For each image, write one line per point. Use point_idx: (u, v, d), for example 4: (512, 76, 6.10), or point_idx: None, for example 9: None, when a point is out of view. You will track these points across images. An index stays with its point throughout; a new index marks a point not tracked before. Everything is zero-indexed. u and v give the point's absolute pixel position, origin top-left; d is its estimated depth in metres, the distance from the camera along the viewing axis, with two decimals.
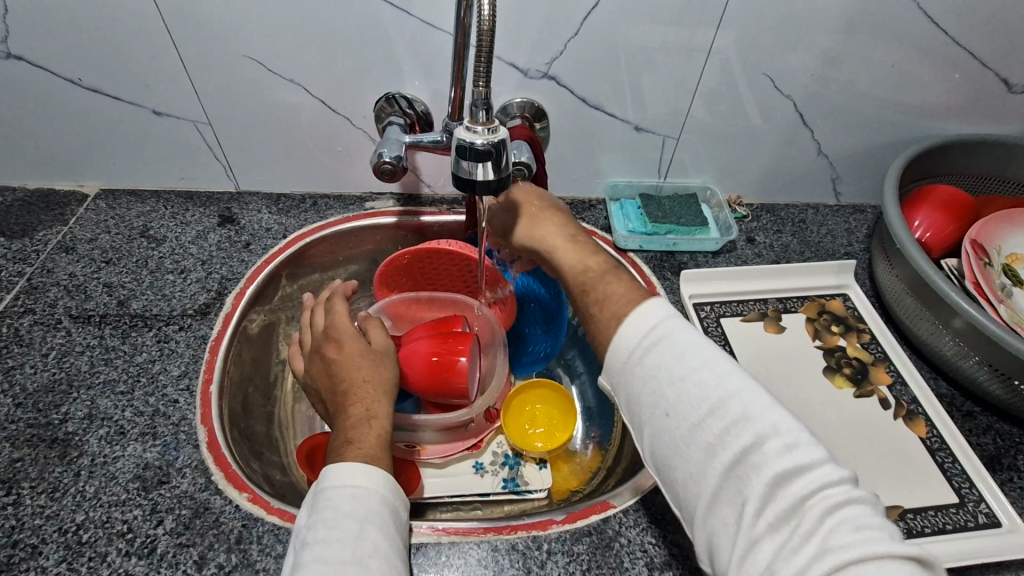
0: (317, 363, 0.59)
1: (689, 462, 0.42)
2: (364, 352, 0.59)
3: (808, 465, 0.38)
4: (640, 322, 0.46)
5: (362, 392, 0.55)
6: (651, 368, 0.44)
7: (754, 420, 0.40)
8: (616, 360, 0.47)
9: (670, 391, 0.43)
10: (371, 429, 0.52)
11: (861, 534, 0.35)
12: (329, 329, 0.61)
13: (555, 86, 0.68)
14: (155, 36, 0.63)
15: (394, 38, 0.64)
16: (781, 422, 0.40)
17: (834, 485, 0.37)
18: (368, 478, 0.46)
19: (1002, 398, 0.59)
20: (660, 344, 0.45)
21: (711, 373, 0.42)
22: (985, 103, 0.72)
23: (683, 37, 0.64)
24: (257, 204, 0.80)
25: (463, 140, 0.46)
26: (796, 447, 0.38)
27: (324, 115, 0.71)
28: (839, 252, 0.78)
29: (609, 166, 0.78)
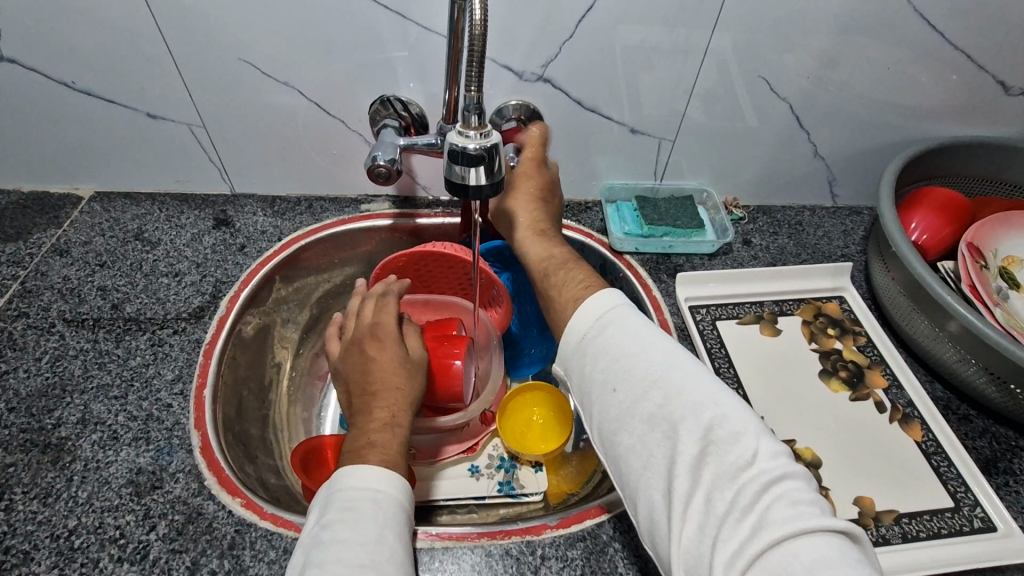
0: (354, 356, 0.59)
1: (634, 437, 0.43)
2: (402, 357, 0.59)
3: (742, 442, 0.39)
4: (593, 305, 0.49)
5: (392, 398, 0.55)
6: (600, 350, 0.46)
7: (687, 402, 0.41)
8: (570, 343, 0.49)
9: (618, 369, 0.45)
10: (393, 439, 0.52)
11: (794, 508, 0.36)
12: (375, 327, 0.61)
13: (551, 89, 0.68)
14: (148, 39, 0.63)
15: (389, 40, 0.64)
16: (718, 403, 0.41)
17: (769, 463, 0.38)
18: (389, 482, 0.46)
19: (998, 402, 0.59)
20: (609, 328, 0.47)
21: (651, 357, 0.44)
22: (983, 105, 0.72)
23: (679, 39, 0.64)
24: (253, 207, 0.79)
25: (455, 145, 0.46)
26: (725, 429, 0.40)
27: (319, 117, 0.71)
28: (836, 255, 0.77)
29: (605, 168, 0.78)
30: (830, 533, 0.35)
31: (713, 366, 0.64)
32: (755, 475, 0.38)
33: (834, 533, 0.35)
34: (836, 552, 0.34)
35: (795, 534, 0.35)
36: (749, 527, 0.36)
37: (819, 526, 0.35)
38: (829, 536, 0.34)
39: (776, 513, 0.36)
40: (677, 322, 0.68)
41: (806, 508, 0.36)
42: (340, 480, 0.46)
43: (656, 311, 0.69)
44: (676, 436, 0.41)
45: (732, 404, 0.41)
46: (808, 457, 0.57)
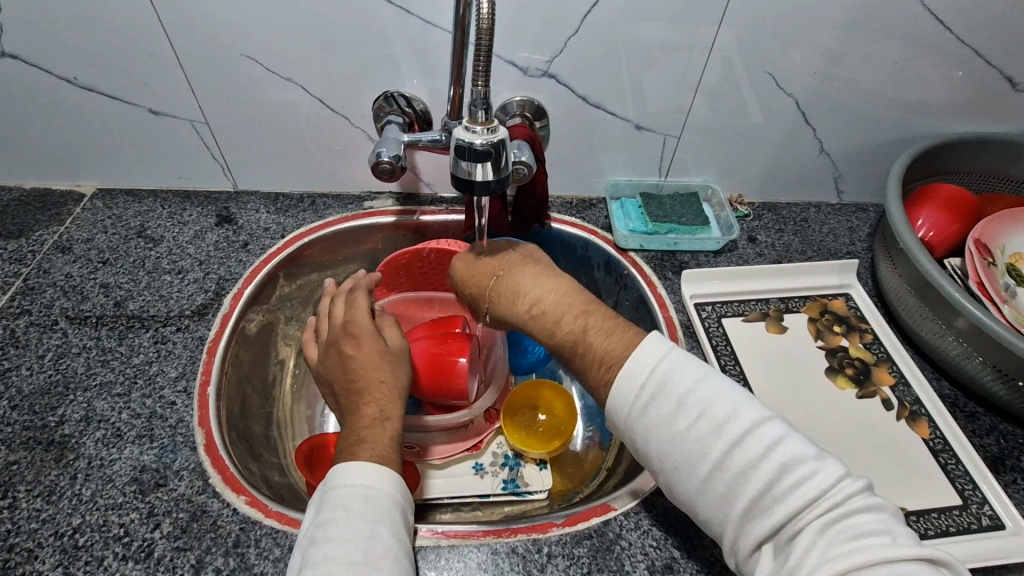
0: (333, 357, 0.58)
1: (710, 506, 0.42)
2: (383, 352, 0.59)
3: (810, 485, 0.39)
4: (638, 363, 0.45)
5: (379, 391, 0.55)
6: (655, 421, 0.44)
7: (753, 447, 0.40)
8: (621, 413, 0.46)
9: (678, 445, 0.43)
10: (384, 431, 0.51)
11: (866, 540, 0.36)
12: (349, 326, 0.60)
13: (555, 85, 0.68)
14: (150, 35, 0.63)
15: (392, 35, 0.63)
16: (781, 447, 0.40)
17: (835, 496, 0.38)
18: (377, 477, 0.46)
19: (1005, 398, 0.58)
20: (659, 389, 0.44)
21: (714, 411, 0.42)
22: (990, 100, 0.71)
23: (684, 35, 0.64)
24: (255, 204, 0.79)
25: (461, 140, 0.46)
26: (793, 466, 0.39)
27: (323, 114, 0.71)
28: (842, 252, 0.77)
29: (610, 165, 0.78)
30: (905, 562, 0.35)
31: (718, 364, 0.63)
32: (823, 512, 0.38)
33: (914, 560, 0.35)
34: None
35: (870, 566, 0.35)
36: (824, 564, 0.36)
37: (897, 556, 0.35)
38: (908, 565, 0.35)
39: (849, 547, 0.36)
40: (682, 320, 0.68)
41: (881, 538, 0.36)
42: (335, 477, 0.45)
43: (661, 308, 0.69)
44: (752, 503, 0.40)
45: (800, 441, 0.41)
46: None
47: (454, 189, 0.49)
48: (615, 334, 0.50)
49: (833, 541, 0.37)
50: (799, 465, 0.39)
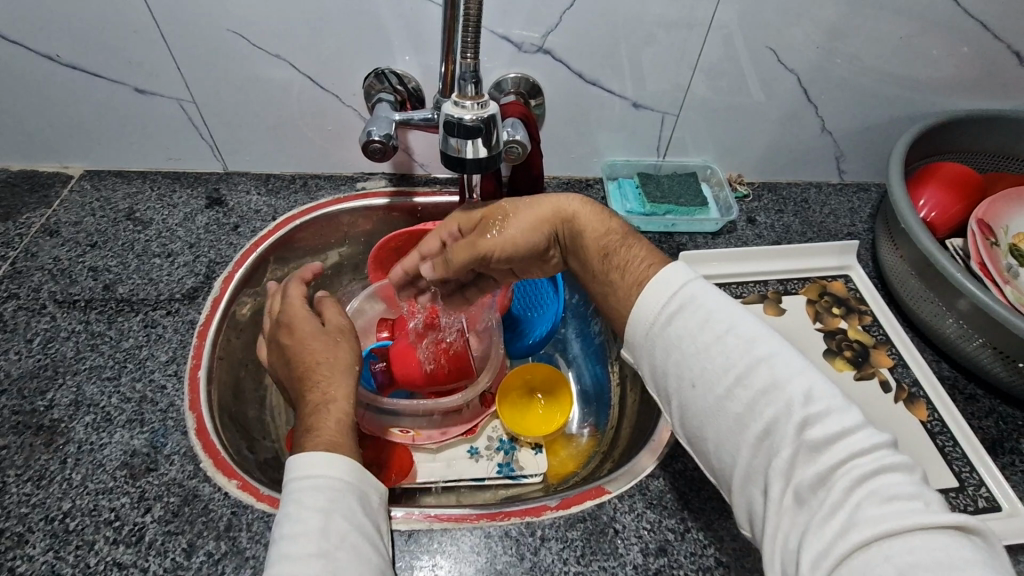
0: (278, 347, 0.58)
1: (721, 430, 0.43)
2: (318, 333, 0.57)
3: (841, 435, 0.38)
4: (663, 285, 0.47)
5: (313, 378, 0.53)
6: (680, 333, 0.46)
7: (786, 379, 0.41)
8: (643, 325, 0.47)
9: (699, 357, 0.44)
10: (324, 413, 0.50)
11: (893, 505, 0.35)
12: (286, 316, 0.59)
13: (551, 61, 0.66)
14: (132, 9, 0.61)
15: (382, 9, 0.61)
16: (814, 389, 0.40)
17: (866, 454, 0.38)
18: (324, 467, 0.45)
19: (1006, 381, 0.58)
20: (685, 308, 0.46)
21: (741, 331, 0.44)
22: (997, 77, 0.69)
23: (684, 7, 0.62)
24: (245, 186, 0.78)
25: (451, 116, 0.44)
26: (828, 416, 0.39)
27: (312, 92, 0.69)
28: (842, 233, 0.76)
29: (607, 144, 0.76)
30: (935, 531, 0.34)
31: None
32: (850, 469, 0.38)
33: (944, 532, 0.34)
34: (941, 552, 0.33)
35: (894, 533, 0.34)
36: (839, 524, 0.36)
37: (927, 524, 0.34)
38: (934, 536, 0.33)
39: (871, 509, 0.35)
40: None
41: (910, 504, 0.35)
42: (289, 471, 0.45)
43: None
44: (770, 436, 0.40)
45: (834, 389, 0.41)
46: None
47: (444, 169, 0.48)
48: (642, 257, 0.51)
49: (861, 502, 0.36)
50: (831, 414, 0.39)
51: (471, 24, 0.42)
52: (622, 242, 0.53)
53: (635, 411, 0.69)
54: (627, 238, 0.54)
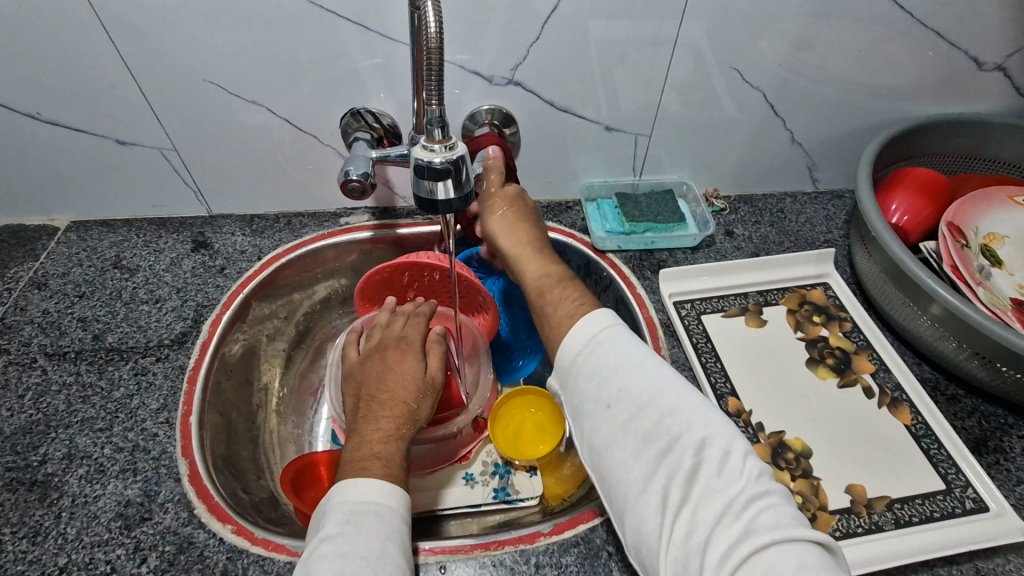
0: (375, 362, 0.62)
1: (625, 449, 0.46)
2: (416, 376, 0.60)
3: (732, 457, 0.42)
4: (588, 323, 0.51)
5: (397, 409, 0.57)
6: (602, 364, 0.49)
7: (683, 409, 0.45)
8: (568, 355, 0.51)
9: (618, 383, 0.47)
10: (395, 450, 0.53)
11: (776, 519, 0.39)
12: (400, 338, 0.64)
13: (522, 92, 0.68)
14: (110, 64, 0.62)
15: (354, 52, 0.63)
16: (707, 417, 0.45)
17: (751, 475, 0.42)
18: (384, 495, 0.47)
19: (986, 380, 0.58)
20: (606, 343, 0.49)
21: (652, 366, 0.48)
22: (957, 82, 0.71)
23: (647, 31, 0.64)
24: (230, 227, 0.79)
25: (420, 160, 0.45)
26: (717, 439, 0.43)
27: (291, 133, 0.71)
28: (819, 241, 0.77)
29: (584, 166, 0.78)
30: (809, 543, 0.38)
31: (700, 363, 0.63)
32: (744, 486, 0.41)
33: (818, 542, 0.38)
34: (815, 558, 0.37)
35: (785, 542, 0.38)
36: (737, 533, 0.39)
37: (804, 536, 0.38)
38: (806, 547, 0.38)
39: (766, 519, 0.39)
40: (662, 320, 0.68)
41: (788, 521, 0.39)
42: (343, 492, 0.47)
43: (640, 308, 0.70)
44: (670, 453, 0.43)
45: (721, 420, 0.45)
46: (798, 448, 0.57)
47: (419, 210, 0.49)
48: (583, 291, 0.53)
49: (753, 515, 0.40)
50: (719, 437, 0.43)
51: (433, 70, 0.43)
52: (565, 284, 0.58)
53: None
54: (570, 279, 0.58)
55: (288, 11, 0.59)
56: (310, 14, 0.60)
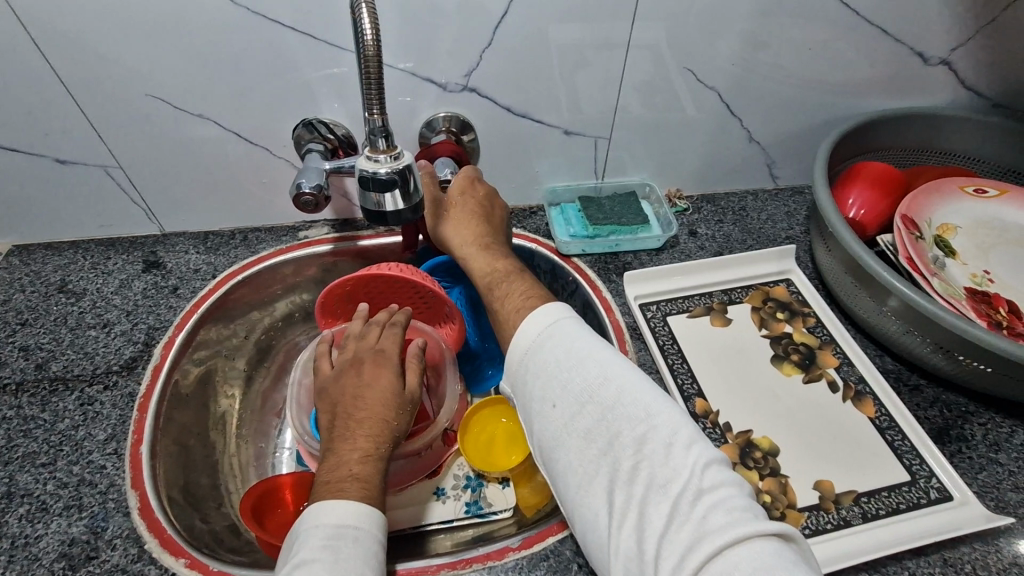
0: (349, 377, 0.59)
1: (570, 451, 0.45)
2: (394, 391, 0.57)
3: (675, 449, 0.42)
4: (534, 321, 0.50)
5: (376, 427, 0.54)
6: (546, 360, 0.48)
7: (626, 404, 0.44)
8: (517, 354, 0.50)
9: (565, 377, 0.47)
10: (374, 470, 0.51)
11: (730, 515, 0.38)
12: (376, 352, 0.60)
13: (477, 98, 0.67)
14: (44, 82, 0.60)
15: (302, 62, 0.62)
16: (652, 408, 0.44)
17: (703, 468, 0.41)
18: (362, 517, 0.46)
19: (946, 370, 0.59)
20: (552, 338, 0.49)
21: (601, 356, 0.47)
22: (906, 78, 0.72)
23: (600, 33, 0.63)
24: (184, 245, 0.76)
25: (365, 171, 0.43)
26: (659, 430, 0.43)
27: (241, 146, 0.68)
28: (780, 238, 0.78)
29: (545, 171, 0.77)
30: (768, 537, 0.37)
31: (667, 365, 0.63)
32: (689, 482, 0.41)
33: (770, 536, 0.37)
34: (774, 555, 0.36)
35: (739, 540, 0.37)
36: (688, 536, 0.38)
37: (760, 531, 0.37)
38: (765, 543, 0.37)
39: (716, 518, 0.38)
40: (628, 323, 0.68)
41: (745, 515, 0.38)
42: (320, 515, 0.46)
43: (607, 312, 0.69)
44: (614, 449, 0.43)
45: (667, 404, 0.45)
46: (766, 446, 0.57)
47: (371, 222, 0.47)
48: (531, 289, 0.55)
49: (707, 514, 0.39)
50: (663, 431, 0.43)
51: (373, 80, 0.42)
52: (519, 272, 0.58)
53: None
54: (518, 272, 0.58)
55: (230, 21, 0.57)
56: (252, 24, 0.58)
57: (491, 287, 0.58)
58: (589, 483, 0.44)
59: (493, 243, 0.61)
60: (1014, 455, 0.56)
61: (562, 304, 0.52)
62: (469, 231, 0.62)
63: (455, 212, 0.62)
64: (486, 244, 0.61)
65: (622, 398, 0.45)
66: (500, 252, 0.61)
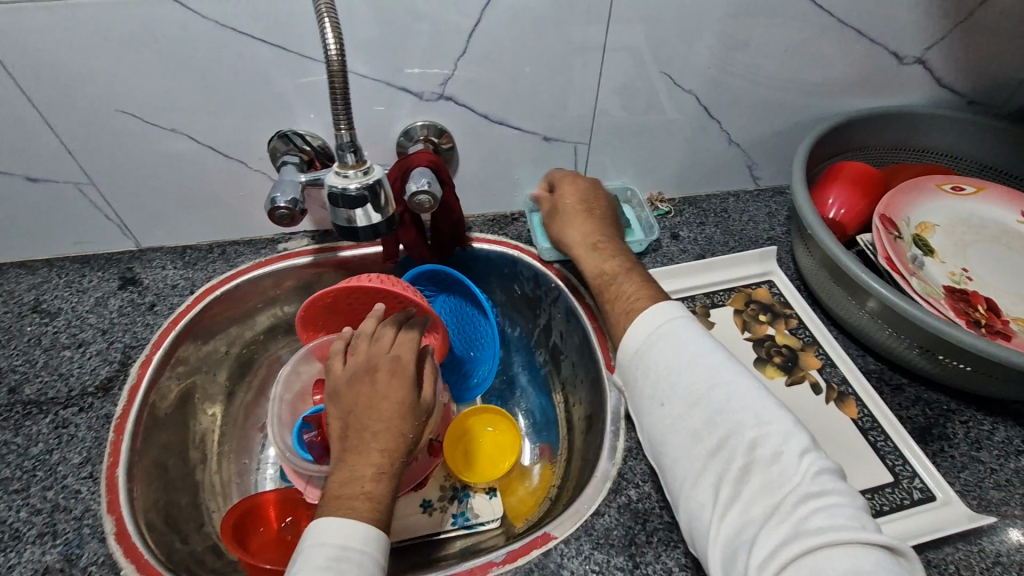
0: (364, 385, 0.56)
1: (682, 446, 0.50)
2: (410, 404, 0.55)
3: (788, 456, 0.46)
4: (644, 323, 0.56)
5: (392, 443, 0.53)
6: (659, 360, 0.53)
7: (738, 411, 0.48)
8: (629, 353, 0.56)
9: (681, 377, 0.52)
10: (386, 489, 0.51)
11: (830, 521, 0.41)
12: (393, 360, 0.57)
13: (454, 106, 0.66)
14: (9, 99, 0.58)
15: (273, 74, 0.61)
16: (763, 415, 0.48)
17: (810, 475, 0.44)
18: (367, 541, 0.46)
19: (927, 370, 0.59)
20: (665, 339, 0.54)
21: (710, 363, 0.51)
22: (881, 77, 0.73)
23: (575, 39, 0.63)
24: (161, 261, 0.75)
25: (335, 186, 0.43)
26: (773, 438, 0.46)
27: (216, 159, 0.67)
28: (762, 239, 0.78)
29: (526, 178, 0.77)
30: (868, 544, 0.40)
31: None
32: (797, 486, 0.44)
33: (870, 544, 0.40)
34: (872, 561, 0.39)
35: (834, 542, 0.40)
36: (787, 531, 0.42)
37: (861, 537, 0.40)
38: (862, 548, 0.40)
39: (816, 521, 0.41)
40: None
41: (848, 522, 0.41)
42: (327, 533, 0.46)
43: (590, 319, 0.70)
44: (725, 449, 0.47)
45: (781, 415, 0.48)
46: None
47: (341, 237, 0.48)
48: (636, 289, 0.60)
49: (807, 516, 0.42)
50: (775, 439, 0.46)
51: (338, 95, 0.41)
52: (633, 271, 0.63)
53: (581, 444, 0.69)
54: (629, 272, 0.63)
55: (198, 35, 0.56)
56: (221, 37, 0.57)
57: (604, 288, 0.63)
58: (692, 476, 0.49)
59: (601, 242, 0.67)
60: (996, 452, 0.56)
61: (675, 304, 0.57)
62: (578, 234, 0.68)
63: (565, 219, 0.69)
64: (594, 244, 0.67)
65: (735, 404, 0.49)
66: (617, 249, 0.67)
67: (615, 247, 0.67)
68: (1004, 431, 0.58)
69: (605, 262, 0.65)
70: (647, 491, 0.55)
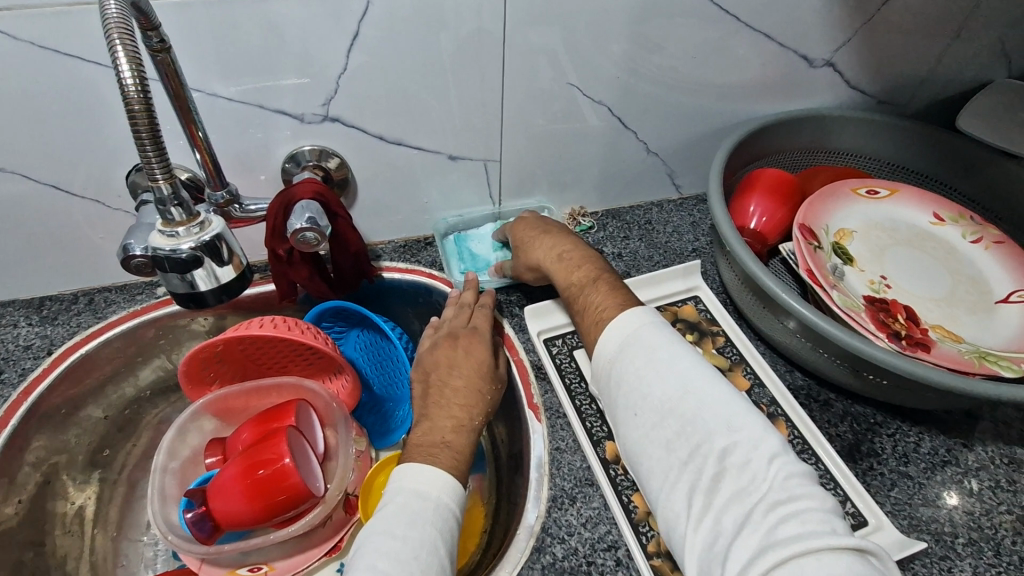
0: (444, 349, 0.59)
1: (654, 457, 0.47)
2: (484, 368, 0.58)
3: (756, 461, 0.43)
4: (619, 327, 0.53)
5: (472, 398, 0.55)
6: (627, 371, 0.51)
7: (709, 416, 0.46)
8: (602, 362, 0.53)
9: (650, 383, 0.49)
10: (466, 441, 0.53)
11: (801, 529, 0.38)
12: (471, 328, 0.61)
13: (342, 129, 0.60)
14: None
15: (115, 101, 0.52)
16: (735, 418, 0.45)
17: (777, 481, 0.42)
18: (445, 491, 0.47)
19: (853, 386, 0.57)
20: (635, 347, 0.51)
21: (681, 368, 0.49)
22: (793, 81, 0.71)
23: (468, 53, 0.57)
24: (13, 317, 0.64)
25: (161, 250, 0.41)
26: (742, 443, 0.44)
27: (64, 201, 0.58)
28: (686, 251, 0.75)
29: (435, 200, 0.71)
30: (840, 551, 0.37)
31: (574, 408, 0.58)
32: (766, 492, 0.42)
33: (845, 551, 0.37)
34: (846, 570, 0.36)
35: (809, 552, 0.37)
36: (758, 545, 0.39)
37: (834, 544, 0.37)
38: (838, 556, 0.37)
39: (787, 530, 0.39)
40: (532, 361, 0.63)
41: (820, 528, 0.38)
42: (406, 475, 0.48)
43: (510, 351, 0.64)
44: (697, 457, 0.44)
45: (752, 419, 0.46)
46: None
47: (178, 303, 0.45)
48: (613, 294, 0.57)
49: (777, 526, 0.39)
50: (747, 444, 0.44)
51: (144, 138, 0.37)
52: (605, 275, 0.60)
53: (510, 489, 0.63)
54: (603, 275, 0.60)
55: (9, 59, 0.47)
56: (41, 62, 0.48)
57: (572, 300, 0.60)
58: (663, 486, 0.46)
59: (568, 254, 0.63)
60: (922, 465, 0.56)
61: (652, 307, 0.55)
62: (543, 250, 0.63)
63: (524, 244, 0.65)
64: (559, 257, 0.63)
65: (704, 408, 0.46)
66: (583, 257, 0.62)
67: (583, 255, 0.62)
68: (929, 441, 0.57)
69: (581, 268, 0.61)
70: (573, 545, 0.51)
